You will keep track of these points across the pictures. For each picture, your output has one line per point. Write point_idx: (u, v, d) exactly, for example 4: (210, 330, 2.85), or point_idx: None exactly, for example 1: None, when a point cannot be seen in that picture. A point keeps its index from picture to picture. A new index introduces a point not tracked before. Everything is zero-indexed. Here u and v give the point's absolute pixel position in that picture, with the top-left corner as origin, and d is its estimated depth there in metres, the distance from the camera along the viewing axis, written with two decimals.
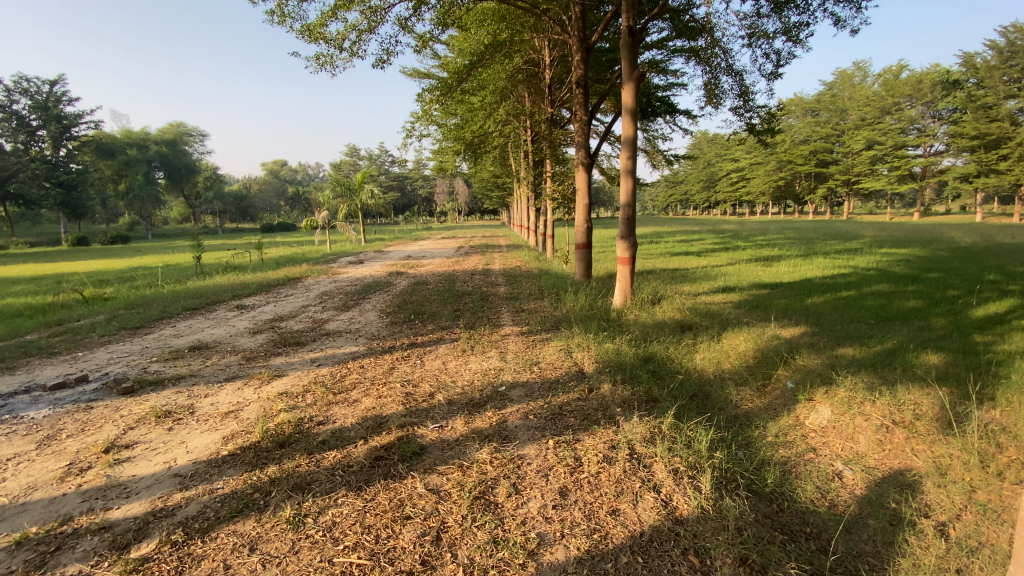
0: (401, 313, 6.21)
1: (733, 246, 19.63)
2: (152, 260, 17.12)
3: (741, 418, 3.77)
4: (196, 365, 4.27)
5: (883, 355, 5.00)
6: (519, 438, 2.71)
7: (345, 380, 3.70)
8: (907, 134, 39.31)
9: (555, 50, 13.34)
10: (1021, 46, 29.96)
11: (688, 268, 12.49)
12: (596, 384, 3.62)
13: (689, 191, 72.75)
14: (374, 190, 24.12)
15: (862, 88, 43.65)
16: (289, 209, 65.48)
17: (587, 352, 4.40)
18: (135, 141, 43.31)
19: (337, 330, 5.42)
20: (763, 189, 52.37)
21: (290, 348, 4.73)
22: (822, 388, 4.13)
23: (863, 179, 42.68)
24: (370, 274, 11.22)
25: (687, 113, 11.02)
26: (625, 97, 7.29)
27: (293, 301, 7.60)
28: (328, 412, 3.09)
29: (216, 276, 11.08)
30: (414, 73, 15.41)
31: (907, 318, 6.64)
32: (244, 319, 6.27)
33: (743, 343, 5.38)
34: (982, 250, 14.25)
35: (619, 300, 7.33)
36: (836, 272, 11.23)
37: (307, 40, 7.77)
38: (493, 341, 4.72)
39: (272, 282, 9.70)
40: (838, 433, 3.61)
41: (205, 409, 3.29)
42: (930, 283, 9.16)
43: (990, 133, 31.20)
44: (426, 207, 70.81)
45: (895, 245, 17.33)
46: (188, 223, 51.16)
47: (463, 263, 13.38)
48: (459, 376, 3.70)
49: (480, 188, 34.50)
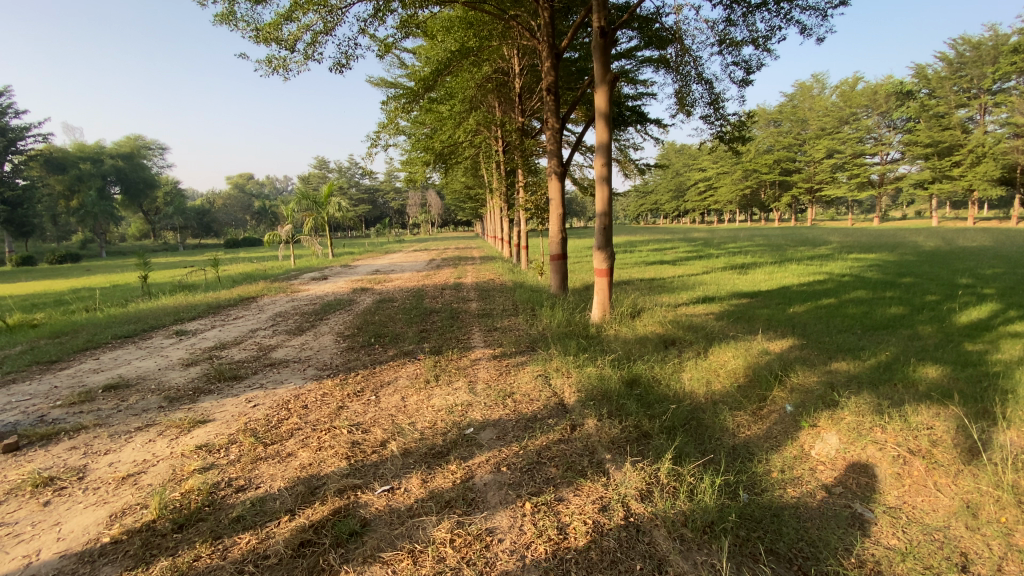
0: (359, 336, 5.61)
1: (705, 253, 19.61)
2: (96, 279, 15.86)
3: (740, 448, 3.34)
4: (107, 410, 3.57)
5: (881, 370, 4.67)
6: (488, 503, 2.19)
7: (280, 426, 3.09)
8: (864, 143, 40.94)
9: (524, 58, 13.11)
10: (969, 58, 31.49)
11: (665, 278, 12.23)
12: (578, 420, 3.12)
13: (659, 201, 74.08)
14: (341, 203, 23.31)
15: (821, 99, 45.30)
16: (255, 223, 63.48)
17: (566, 379, 3.90)
18: (88, 155, 41.10)
19: (284, 360, 4.76)
20: (730, 197, 53.46)
21: (225, 384, 4.07)
22: (824, 411, 3.73)
23: (825, 187, 44.05)
24: (332, 291, 10.53)
25: (659, 122, 10.83)
26: (598, 101, 6.91)
27: (241, 324, 6.89)
28: (252, 473, 2.51)
29: (163, 297, 10.20)
30: (380, 83, 14.88)
31: (893, 326, 6.41)
32: (181, 348, 5.56)
33: (733, 359, 4.98)
34: (945, 254, 14.54)
35: (598, 314, 6.90)
36: (811, 278, 11.16)
37: (258, 43, 7.19)
38: (461, 368, 4.17)
39: (223, 303, 8.91)
40: (850, 465, 3.18)
41: (100, 472, 2.65)
42: (907, 288, 9.08)
43: (943, 140, 32.70)
44: (397, 219, 69.78)
45: (864, 250, 17.56)
46: (147, 240, 48.91)
47: (434, 277, 12.81)
48: (420, 416, 3.14)
49: (454, 200, 34.10)
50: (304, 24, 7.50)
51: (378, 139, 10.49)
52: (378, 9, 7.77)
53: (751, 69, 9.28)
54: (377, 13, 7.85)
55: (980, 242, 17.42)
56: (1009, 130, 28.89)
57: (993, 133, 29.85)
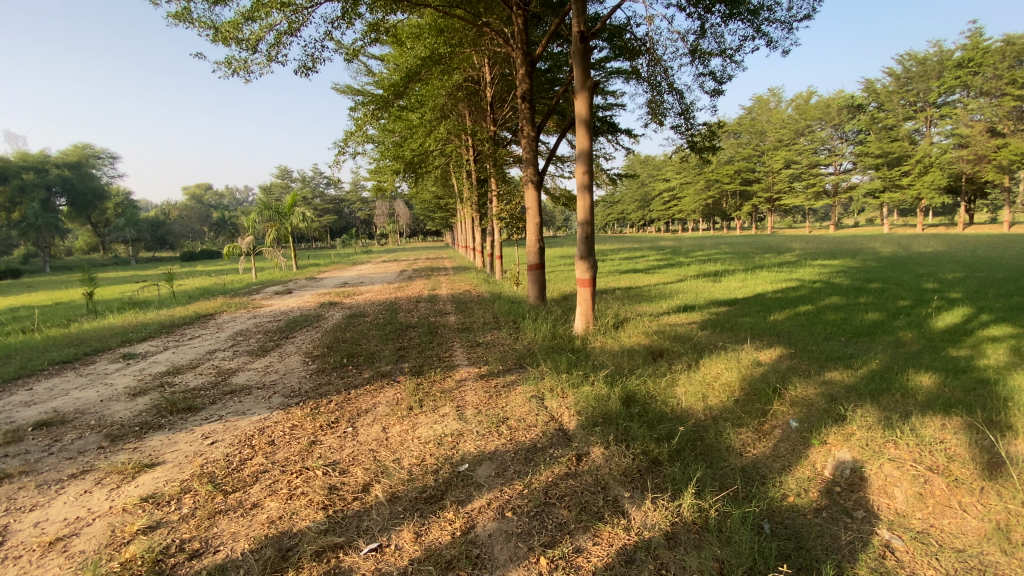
0: (330, 357, 5.15)
1: (676, 262, 19.79)
2: (36, 297, 14.68)
3: (751, 470, 3.13)
4: (35, 454, 3.04)
5: (876, 379, 4.57)
6: (497, 560, 1.87)
7: (242, 468, 2.67)
8: (818, 154, 42.72)
9: (495, 67, 12.94)
10: (914, 74, 33.27)
11: (641, 287, 12.16)
12: (583, 449, 2.83)
13: (626, 211, 75.38)
14: (306, 213, 22.52)
15: (778, 112, 47.14)
16: (214, 235, 61.12)
17: (562, 400, 3.60)
18: (32, 164, 38.64)
19: (246, 386, 4.27)
20: (694, 207, 54.81)
21: (179, 417, 3.57)
22: (831, 426, 3.56)
23: (783, 196, 45.68)
24: (297, 306, 9.96)
25: (630, 133, 10.79)
26: (577, 108, 6.72)
27: (198, 346, 6.31)
28: (210, 532, 2.10)
29: (112, 315, 9.41)
30: (347, 90, 14.45)
31: (875, 332, 6.41)
32: (128, 374, 4.97)
33: (726, 371, 4.80)
34: (903, 259, 15.07)
35: (581, 326, 6.67)
36: (784, 285, 11.29)
37: (215, 43, 6.71)
38: (446, 391, 3.82)
39: (178, 321, 8.25)
40: (868, 485, 3.01)
41: (22, 536, 2.17)
42: (878, 294, 9.24)
43: (892, 151, 34.41)
44: (363, 230, 68.52)
45: (827, 257, 18.04)
46: (96, 254, 46.21)
47: (406, 289, 12.40)
48: (406, 451, 2.79)
49: (424, 210, 33.70)
50: (266, 24, 7.07)
51: (346, 146, 10.05)
52: (346, 10, 7.39)
53: (721, 79, 9.34)
54: (345, 15, 7.48)
55: (933, 248, 18.18)
56: (952, 141, 30.57)
57: (938, 144, 31.56)
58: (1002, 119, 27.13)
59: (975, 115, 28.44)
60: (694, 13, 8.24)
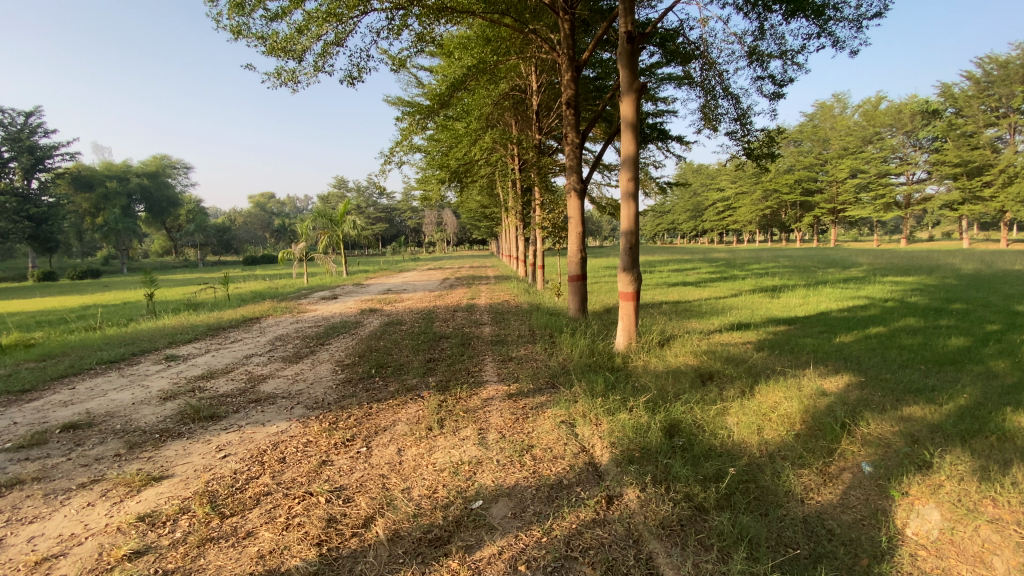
0: (359, 367, 5.03)
1: (730, 275, 18.81)
2: (110, 297, 15.75)
3: (814, 523, 2.70)
4: (55, 458, 3.02)
5: (965, 417, 3.92)
6: None
7: (246, 489, 2.52)
8: (888, 163, 39.85)
9: (542, 75, 12.76)
10: (998, 76, 30.41)
11: (690, 301, 11.53)
12: (615, 490, 2.50)
13: (677, 221, 73.42)
14: (357, 221, 23.14)
15: (842, 118, 44.49)
16: (274, 241, 64.40)
17: (596, 428, 3.27)
18: (115, 173, 42.09)
19: (271, 395, 4.17)
20: (750, 218, 52.46)
21: (199, 426, 3.51)
22: (914, 475, 3.02)
23: (848, 208, 42.89)
24: (339, 312, 10.09)
25: (681, 140, 10.29)
26: (623, 111, 6.33)
27: (237, 350, 6.37)
28: (196, 564, 1.93)
29: (168, 316, 9.85)
30: (397, 102, 14.73)
31: (960, 361, 5.63)
32: (165, 377, 5.03)
33: (785, 400, 4.31)
34: (989, 277, 13.54)
35: (623, 342, 6.29)
36: (851, 303, 10.35)
37: (266, 55, 6.84)
38: (470, 411, 3.56)
39: (224, 324, 8.49)
40: (961, 552, 2.46)
41: (14, 552, 2.07)
42: (962, 316, 8.22)
43: (972, 160, 31.51)
44: (413, 238, 70.25)
45: (900, 273, 16.53)
46: (169, 257, 49.56)
47: (447, 297, 12.38)
48: (418, 480, 2.54)
49: (472, 218, 34.01)
50: (316, 34, 7.14)
51: (391, 156, 10.11)
52: (392, 21, 7.39)
53: (781, 82, 8.71)
54: (392, 26, 7.49)
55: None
56: None
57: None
58: None
59: None
60: (751, 13, 7.76)
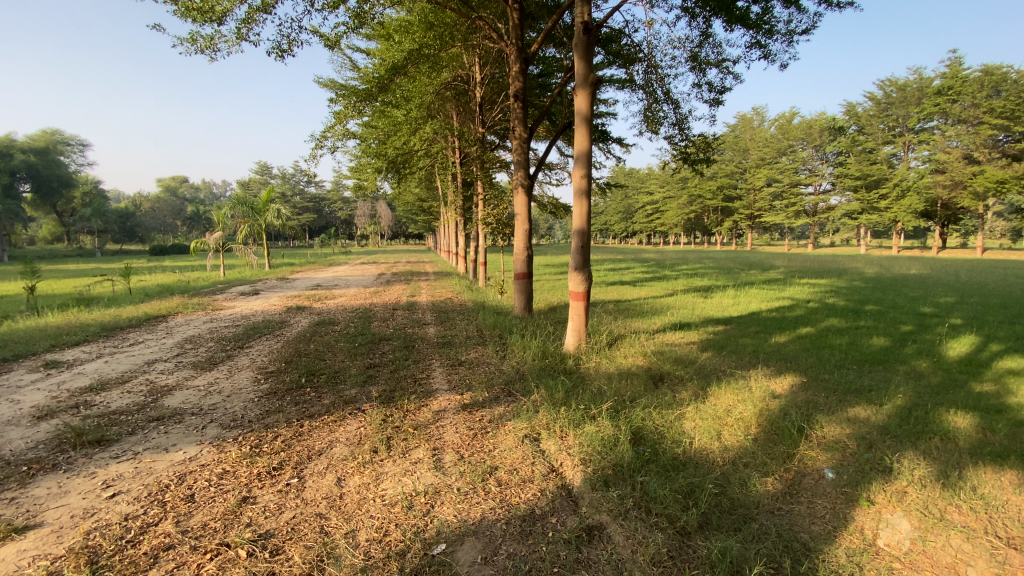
0: (286, 375, 4.42)
1: (664, 275, 19.41)
2: None
3: (790, 537, 2.58)
4: None
5: (906, 418, 4.05)
6: None
7: (143, 540, 1.98)
8: (799, 174, 43.22)
9: (485, 67, 12.37)
10: (895, 100, 33.71)
11: (631, 301, 11.65)
12: (593, 520, 2.22)
13: (609, 221, 75.70)
14: (283, 210, 21.50)
15: (760, 130, 47.70)
16: (187, 229, 59.08)
17: (561, 443, 2.99)
18: None
19: (178, 412, 3.51)
20: (677, 221, 54.99)
21: (83, 454, 2.83)
22: (878, 482, 3.00)
23: (764, 214, 46.11)
24: (261, 310, 9.15)
25: (622, 142, 10.31)
26: (577, 105, 6.10)
27: (137, 355, 5.47)
28: None
29: (50, 313, 8.42)
30: (330, 84, 13.74)
31: (886, 361, 5.95)
32: (41, 390, 4.15)
33: (739, 403, 4.27)
34: (890, 281, 14.88)
35: (572, 342, 6.08)
36: (778, 304, 10.89)
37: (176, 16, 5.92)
38: (421, 427, 3.17)
39: (122, 323, 7.36)
40: (934, 563, 2.41)
41: None
42: (877, 317, 8.83)
43: (871, 174, 34.86)
44: (343, 231, 67.26)
45: (813, 275, 17.83)
46: (59, 244, 43.85)
47: (383, 294, 11.70)
48: (364, 520, 2.11)
49: (407, 212, 33.02)
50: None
51: (323, 140, 9.30)
52: None
53: (719, 90, 8.91)
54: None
55: (916, 271, 18.07)
56: (929, 166, 30.96)
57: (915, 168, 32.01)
58: (978, 147, 27.28)
59: (952, 142, 28.75)
60: (694, 19, 7.81)
